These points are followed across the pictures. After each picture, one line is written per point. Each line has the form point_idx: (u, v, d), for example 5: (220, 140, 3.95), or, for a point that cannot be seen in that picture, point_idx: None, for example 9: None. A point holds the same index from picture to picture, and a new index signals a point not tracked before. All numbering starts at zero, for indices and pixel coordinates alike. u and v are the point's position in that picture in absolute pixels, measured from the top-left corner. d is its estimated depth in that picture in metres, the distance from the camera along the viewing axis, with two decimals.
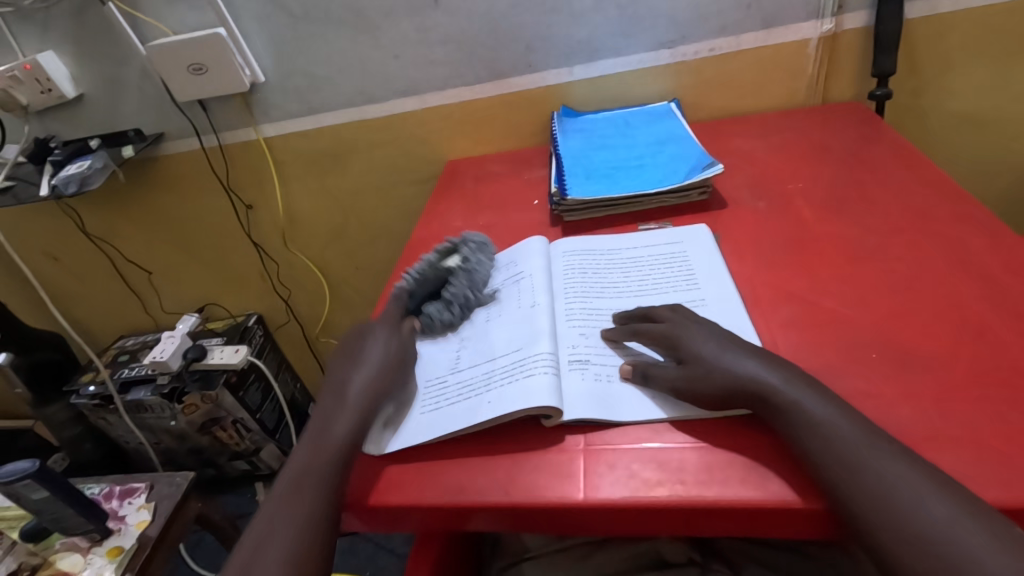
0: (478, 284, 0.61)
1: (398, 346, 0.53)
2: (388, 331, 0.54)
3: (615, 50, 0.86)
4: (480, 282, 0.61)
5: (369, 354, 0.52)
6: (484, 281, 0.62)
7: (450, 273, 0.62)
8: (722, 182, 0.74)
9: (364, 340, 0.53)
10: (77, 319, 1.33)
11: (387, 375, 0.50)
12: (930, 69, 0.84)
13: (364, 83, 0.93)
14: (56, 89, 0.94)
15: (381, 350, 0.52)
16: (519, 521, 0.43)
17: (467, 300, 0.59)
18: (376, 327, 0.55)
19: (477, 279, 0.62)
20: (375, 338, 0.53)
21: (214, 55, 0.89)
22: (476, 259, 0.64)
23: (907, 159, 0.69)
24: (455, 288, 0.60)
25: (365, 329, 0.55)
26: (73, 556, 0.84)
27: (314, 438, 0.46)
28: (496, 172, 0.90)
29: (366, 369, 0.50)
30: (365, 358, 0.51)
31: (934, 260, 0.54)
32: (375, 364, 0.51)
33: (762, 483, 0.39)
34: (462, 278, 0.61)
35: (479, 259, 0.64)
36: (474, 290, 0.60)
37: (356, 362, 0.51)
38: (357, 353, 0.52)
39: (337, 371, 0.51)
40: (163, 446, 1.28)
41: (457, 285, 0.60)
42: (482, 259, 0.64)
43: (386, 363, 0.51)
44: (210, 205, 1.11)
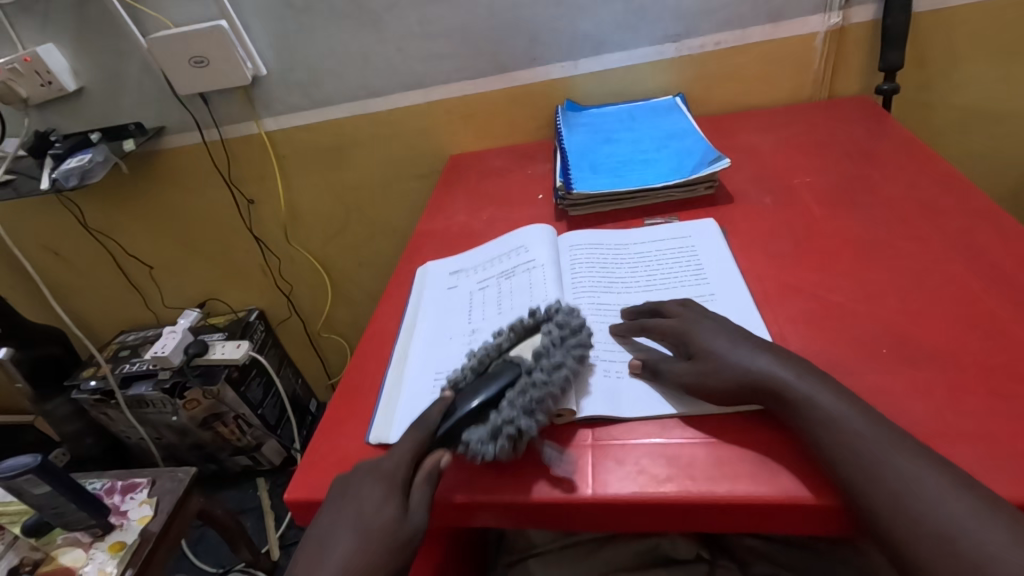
0: (544, 403, 0.43)
1: (389, 526, 0.40)
2: (382, 488, 0.41)
3: (620, 44, 0.86)
4: (548, 400, 0.43)
5: (340, 540, 0.40)
6: (558, 396, 0.44)
7: (510, 378, 0.45)
8: (728, 177, 0.73)
9: (362, 487, 0.42)
10: (78, 314, 1.32)
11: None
12: (938, 63, 0.84)
13: (367, 76, 0.92)
14: (57, 81, 0.94)
15: (357, 534, 0.40)
16: (526, 516, 0.43)
17: (518, 429, 0.42)
18: (363, 482, 0.42)
19: (548, 394, 0.44)
20: (363, 499, 0.41)
21: (216, 48, 0.88)
22: (555, 360, 0.46)
23: (915, 153, 0.68)
24: (506, 407, 0.43)
25: (368, 469, 0.43)
26: (74, 551, 0.84)
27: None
28: (500, 167, 0.89)
29: (335, 561, 0.39)
30: (339, 542, 0.40)
31: (944, 254, 0.53)
32: (349, 548, 0.40)
33: (774, 479, 0.39)
34: (517, 393, 0.44)
35: (559, 358, 0.46)
36: (534, 414, 0.43)
37: (329, 540, 0.40)
38: (333, 527, 0.41)
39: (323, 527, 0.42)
40: (165, 442, 1.28)
41: (512, 404, 0.43)
42: (564, 359, 0.46)
43: (374, 541, 0.39)
44: (211, 199, 1.10)
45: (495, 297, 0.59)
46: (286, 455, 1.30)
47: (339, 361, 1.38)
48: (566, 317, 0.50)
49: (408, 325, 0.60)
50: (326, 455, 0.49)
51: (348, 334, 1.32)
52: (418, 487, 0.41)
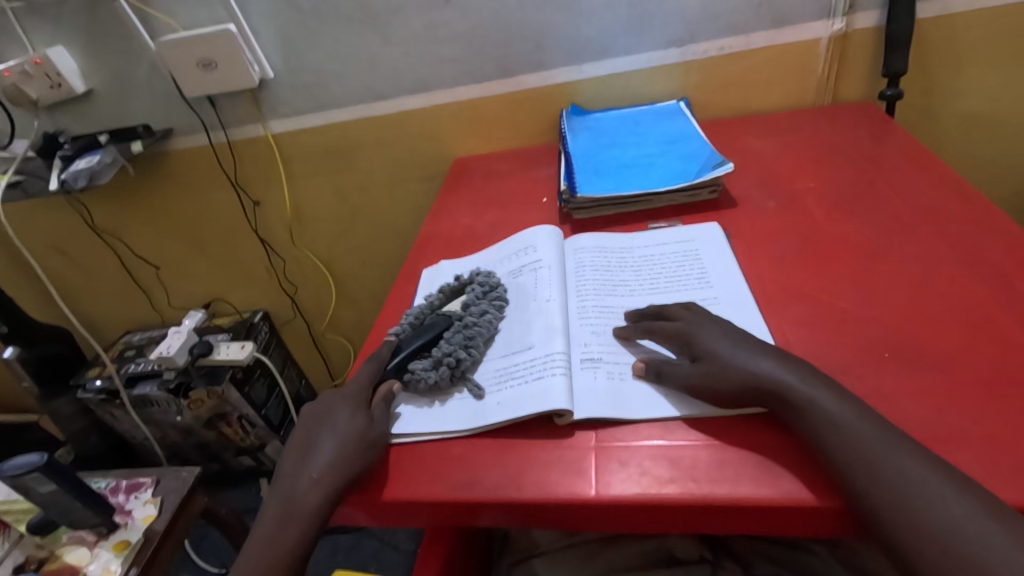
0: (474, 339, 0.53)
1: (361, 428, 0.46)
2: (352, 405, 0.48)
3: (625, 49, 0.86)
4: (478, 336, 0.53)
5: (322, 446, 0.45)
6: (486, 335, 0.54)
7: (445, 323, 0.55)
8: (732, 181, 0.73)
9: (331, 408, 0.48)
10: (84, 314, 1.33)
11: (346, 469, 0.44)
12: (941, 69, 0.84)
13: (373, 80, 0.93)
14: (66, 84, 0.95)
15: (334, 440, 0.45)
16: (528, 517, 0.43)
17: (458, 358, 0.51)
18: (335, 405, 0.48)
19: (475, 334, 0.54)
20: (335, 418, 0.47)
21: (224, 51, 0.89)
22: (481, 308, 0.56)
23: (919, 158, 0.68)
24: (445, 344, 0.53)
25: (330, 402, 0.49)
26: (80, 549, 0.84)
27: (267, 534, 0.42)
28: (504, 170, 0.90)
29: (319, 463, 0.44)
30: (320, 450, 0.45)
31: (947, 259, 0.54)
32: (332, 450, 0.45)
33: (775, 481, 0.39)
34: (454, 334, 0.54)
35: (485, 307, 0.56)
36: (469, 347, 0.53)
37: (310, 451, 0.46)
38: (311, 441, 0.46)
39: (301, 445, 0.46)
40: (169, 441, 1.28)
41: (450, 342, 0.53)
42: (489, 309, 0.56)
43: (350, 438, 0.46)
44: (217, 201, 1.11)
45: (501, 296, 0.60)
46: None
47: (343, 363, 1.39)
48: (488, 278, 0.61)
49: None
50: None
51: (351, 336, 1.33)
52: (377, 407, 0.49)
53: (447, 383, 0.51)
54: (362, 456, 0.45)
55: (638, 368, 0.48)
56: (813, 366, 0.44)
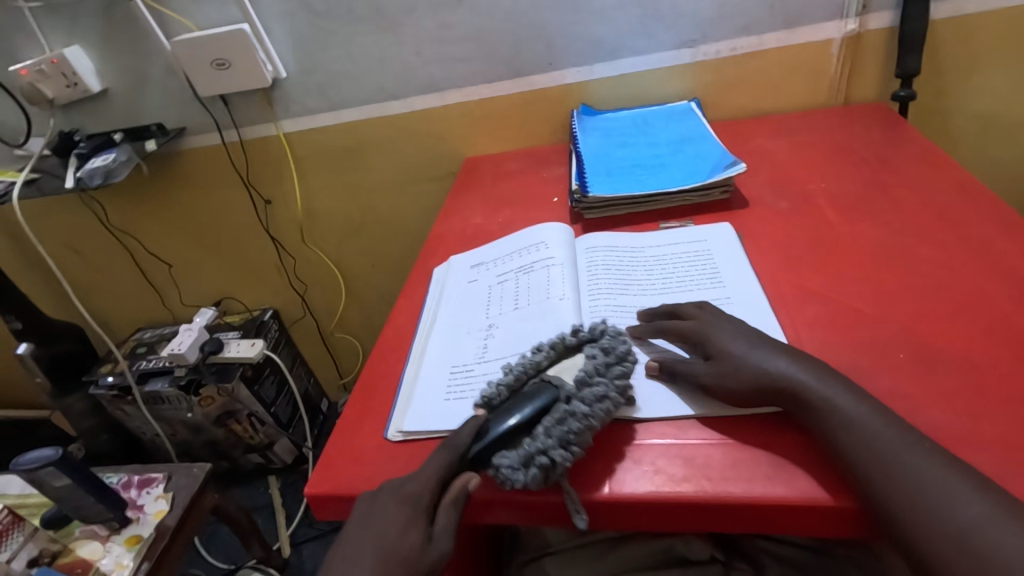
0: (579, 435, 0.41)
1: (412, 553, 0.39)
2: (411, 514, 0.40)
3: (637, 49, 0.86)
4: (585, 436, 0.42)
5: (360, 567, 0.39)
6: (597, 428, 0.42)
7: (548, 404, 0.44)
8: (743, 181, 0.73)
9: (385, 506, 0.41)
10: (97, 311, 1.34)
11: None
12: (955, 70, 0.83)
13: (386, 80, 0.94)
14: (82, 83, 0.96)
15: (379, 559, 0.39)
16: (540, 514, 0.43)
17: (551, 461, 0.41)
18: (390, 501, 0.41)
19: (585, 427, 0.42)
20: (386, 523, 0.40)
21: (237, 51, 0.89)
22: (598, 389, 0.44)
23: (931, 159, 0.68)
24: (541, 434, 0.42)
25: (390, 487, 0.42)
26: (92, 543, 0.85)
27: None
28: (515, 170, 0.90)
29: None
30: (359, 564, 0.39)
31: (963, 260, 0.53)
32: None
33: (790, 480, 0.39)
34: (554, 421, 0.43)
35: (601, 386, 0.44)
36: (570, 444, 0.41)
37: (352, 562, 0.40)
38: (353, 548, 0.40)
39: (345, 547, 0.41)
40: (179, 438, 1.29)
41: (547, 431, 0.42)
42: (608, 390, 0.44)
43: (398, 565, 0.39)
44: (230, 199, 1.12)
45: (513, 292, 0.60)
46: (297, 453, 1.31)
47: (351, 361, 1.39)
48: (613, 344, 0.48)
49: (427, 318, 0.62)
50: (347, 449, 0.50)
51: (360, 335, 1.33)
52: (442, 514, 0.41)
53: (537, 487, 0.41)
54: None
55: (651, 368, 0.48)
56: (826, 365, 0.44)
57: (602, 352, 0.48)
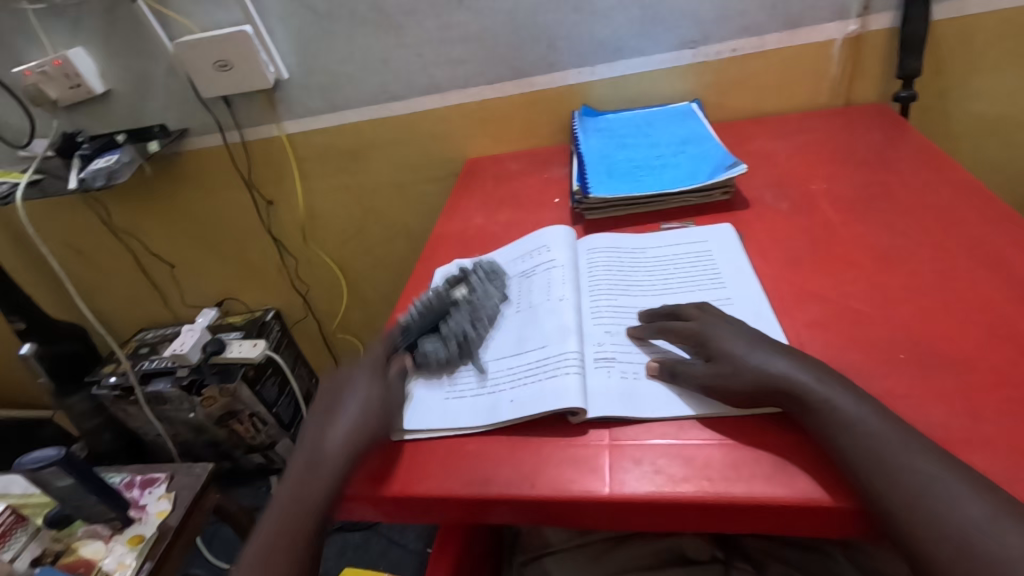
0: (482, 320, 0.56)
1: (381, 393, 0.49)
2: (371, 376, 0.50)
3: (638, 50, 0.86)
4: (485, 321, 0.57)
5: (343, 411, 0.47)
6: (492, 316, 0.58)
7: (452, 305, 0.57)
8: (743, 182, 0.73)
9: (351, 379, 0.50)
10: (100, 311, 1.35)
11: (368, 430, 0.46)
12: (957, 71, 0.83)
13: (387, 81, 0.94)
14: (85, 84, 0.96)
15: (357, 403, 0.48)
16: (541, 514, 0.43)
17: (467, 337, 0.55)
18: (352, 373, 0.51)
19: (484, 315, 0.57)
20: (352, 388, 0.49)
21: (239, 52, 0.90)
22: (487, 292, 0.60)
23: (932, 160, 0.68)
24: (453, 322, 0.56)
25: (346, 374, 0.51)
26: (95, 543, 0.86)
27: (290, 499, 0.43)
28: (516, 171, 0.90)
29: (342, 425, 0.46)
30: (339, 411, 0.48)
31: (964, 260, 0.53)
32: (354, 416, 0.47)
33: (789, 481, 0.39)
34: (463, 313, 0.57)
35: (489, 291, 0.60)
36: (477, 326, 0.56)
37: (330, 417, 0.48)
38: (330, 409, 0.48)
39: (322, 410, 0.48)
40: (182, 438, 1.30)
41: (457, 319, 0.56)
42: (495, 293, 0.60)
43: (372, 403, 0.48)
44: (232, 200, 1.12)
45: (515, 294, 0.61)
46: None
47: None
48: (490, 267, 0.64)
49: None
50: None
51: (361, 335, 1.33)
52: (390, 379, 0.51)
53: (458, 358, 0.54)
54: (380, 419, 0.47)
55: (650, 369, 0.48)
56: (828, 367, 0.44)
57: (488, 275, 0.62)
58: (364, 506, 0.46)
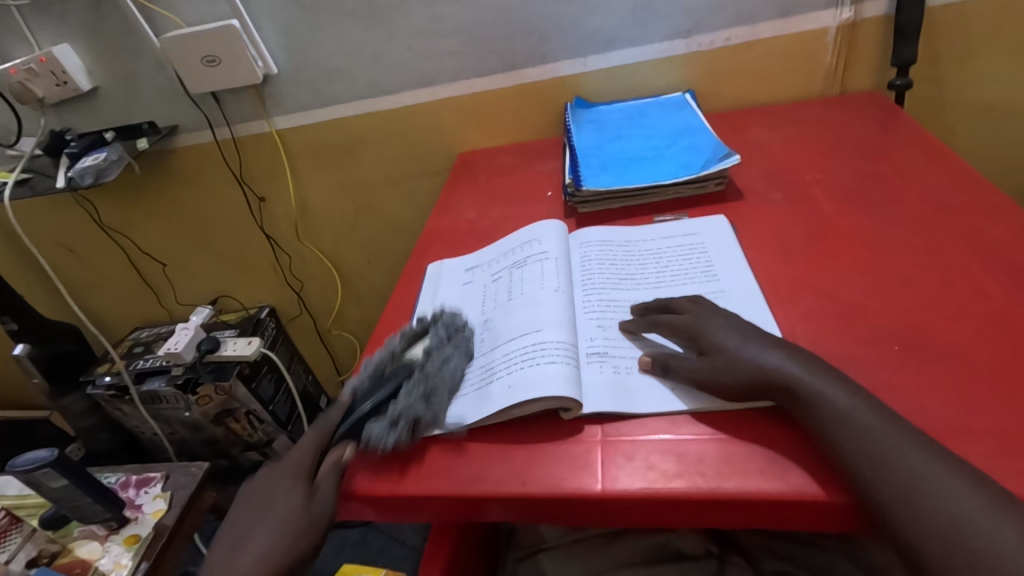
0: (435, 393, 0.48)
1: (295, 511, 0.43)
2: (285, 497, 0.44)
3: (630, 40, 0.85)
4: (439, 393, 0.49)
5: (257, 533, 0.43)
6: (450, 384, 0.50)
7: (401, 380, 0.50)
8: (737, 173, 0.73)
9: (267, 500, 0.45)
10: (93, 310, 1.34)
11: (282, 552, 0.41)
12: (952, 58, 0.83)
13: (377, 75, 0.93)
14: (71, 81, 0.95)
15: (271, 525, 0.43)
16: (533, 512, 0.43)
17: (417, 417, 0.47)
18: (273, 483, 0.46)
19: (438, 383, 0.49)
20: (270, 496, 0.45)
21: (227, 47, 0.89)
22: (445, 355, 0.52)
23: (928, 149, 0.68)
24: (403, 397, 0.48)
25: (269, 484, 0.46)
26: (90, 543, 0.86)
27: None
28: (508, 164, 0.89)
29: (253, 551, 0.42)
30: (255, 530, 0.43)
31: (959, 250, 0.53)
32: (265, 544, 0.42)
33: (783, 477, 0.39)
34: (413, 386, 0.49)
35: (449, 354, 0.52)
36: (430, 399, 0.48)
37: (243, 538, 0.43)
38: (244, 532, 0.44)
39: (236, 532, 0.44)
40: (178, 437, 1.29)
41: (409, 393, 0.49)
42: (453, 353, 0.52)
43: (289, 525, 0.42)
44: (224, 197, 1.11)
45: (507, 287, 0.60)
46: None
47: (348, 358, 1.39)
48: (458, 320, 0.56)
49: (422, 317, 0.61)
50: None
51: (357, 332, 1.33)
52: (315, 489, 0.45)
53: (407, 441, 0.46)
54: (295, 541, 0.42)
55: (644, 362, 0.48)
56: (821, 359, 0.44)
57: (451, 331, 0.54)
58: (356, 507, 0.46)
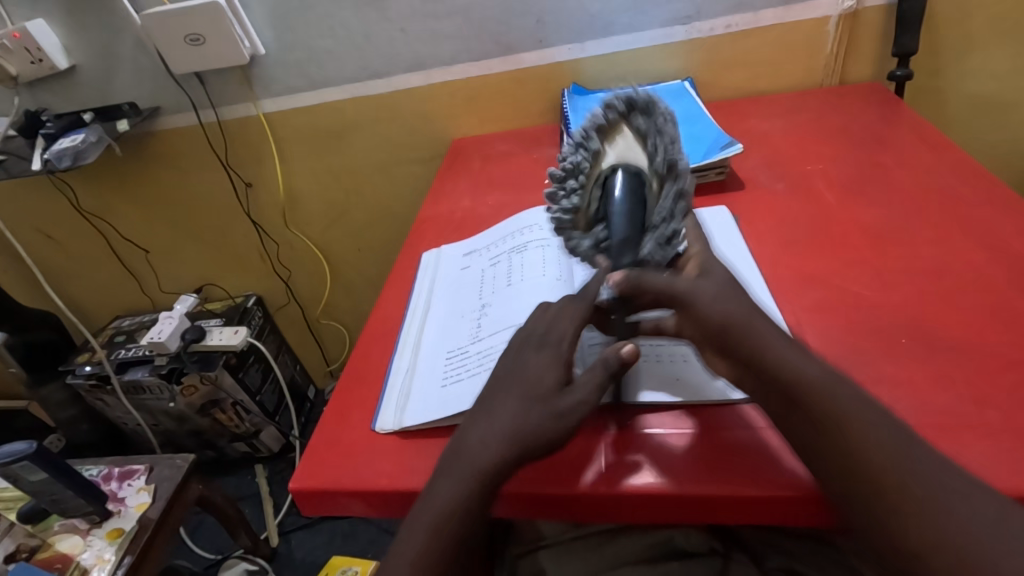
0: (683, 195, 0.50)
1: (546, 391, 0.41)
2: (545, 363, 0.42)
3: (630, 26, 0.83)
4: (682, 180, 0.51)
5: (502, 407, 0.41)
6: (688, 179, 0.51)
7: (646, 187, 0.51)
8: (738, 162, 0.72)
9: (518, 366, 0.43)
10: (72, 298, 1.30)
11: (534, 432, 0.39)
12: (951, 49, 0.82)
13: (368, 58, 0.90)
14: (47, 59, 0.91)
15: (518, 399, 0.41)
16: (534, 506, 0.42)
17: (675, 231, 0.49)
18: (525, 353, 0.43)
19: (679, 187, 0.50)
20: (532, 372, 0.42)
21: (212, 25, 0.85)
22: (667, 148, 0.51)
23: (930, 140, 0.67)
24: (663, 209, 0.49)
25: (519, 353, 0.44)
26: (72, 537, 0.83)
27: (434, 509, 0.39)
28: (504, 152, 0.87)
29: (496, 424, 0.40)
30: (505, 405, 0.41)
31: (963, 244, 0.52)
32: (506, 418, 0.40)
33: (796, 474, 0.38)
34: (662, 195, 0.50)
35: (674, 144, 0.51)
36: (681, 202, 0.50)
37: (481, 411, 0.42)
38: (485, 400, 0.42)
39: (488, 394, 0.43)
40: (163, 428, 1.27)
41: (663, 202, 0.50)
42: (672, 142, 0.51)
43: (552, 390, 0.41)
44: (209, 181, 1.08)
45: (506, 272, 0.58)
46: (285, 441, 1.30)
47: (338, 348, 1.36)
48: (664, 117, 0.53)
49: (419, 304, 0.60)
50: (335, 443, 0.48)
51: (347, 321, 1.30)
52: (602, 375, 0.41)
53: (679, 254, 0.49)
54: (553, 426, 0.39)
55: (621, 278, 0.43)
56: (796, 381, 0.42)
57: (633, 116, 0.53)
58: (346, 501, 0.45)
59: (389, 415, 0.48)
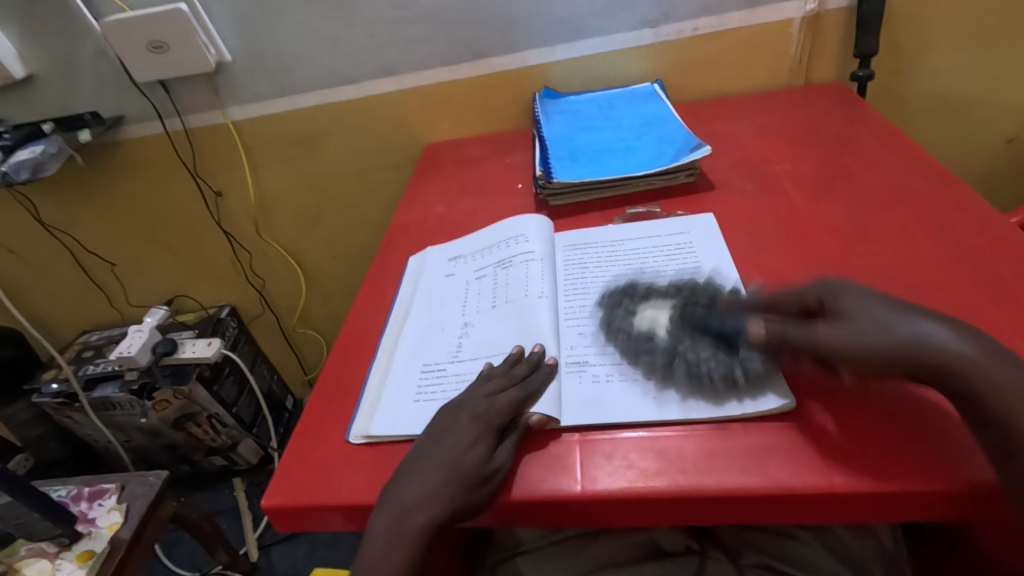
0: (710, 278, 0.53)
1: (474, 464, 0.41)
2: (471, 435, 0.42)
3: (598, 29, 0.84)
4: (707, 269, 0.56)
5: (429, 468, 0.41)
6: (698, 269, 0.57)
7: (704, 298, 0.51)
8: (708, 163, 0.72)
9: (446, 433, 0.43)
10: (36, 314, 1.26)
11: (455, 505, 0.40)
12: (910, 50, 0.84)
13: (338, 64, 0.89)
14: (3, 69, 0.88)
15: (444, 468, 0.41)
16: (512, 513, 0.42)
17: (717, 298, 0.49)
18: (458, 420, 0.44)
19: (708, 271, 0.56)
20: (459, 443, 0.42)
21: (175, 32, 0.83)
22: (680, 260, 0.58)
23: (890, 139, 0.69)
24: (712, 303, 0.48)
25: (451, 418, 0.44)
26: (40, 561, 0.80)
27: (368, 563, 0.40)
28: (477, 156, 0.87)
29: (423, 486, 0.41)
30: (430, 468, 0.41)
31: (922, 240, 0.54)
32: (432, 481, 0.41)
33: (950, 464, 0.36)
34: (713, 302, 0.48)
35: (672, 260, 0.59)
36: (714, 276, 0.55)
37: (410, 469, 0.42)
38: (418, 454, 0.43)
39: (417, 454, 0.43)
40: (135, 444, 1.24)
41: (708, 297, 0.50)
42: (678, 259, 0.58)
43: (474, 469, 0.41)
44: (176, 191, 1.06)
45: (490, 289, 0.58)
46: (263, 453, 1.27)
47: (315, 357, 1.35)
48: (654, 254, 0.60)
49: (401, 310, 0.59)
50: (309, 455, 0.47)
51: (324, 330, 1.29)
52: (508, 439, 0.43)
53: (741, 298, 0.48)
54: (472, 498, 0.40)
55: (550, 368, 0.47)
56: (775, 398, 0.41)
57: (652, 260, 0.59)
58: (320, 517, 0.44)
59: (359, 421, 0.48)
